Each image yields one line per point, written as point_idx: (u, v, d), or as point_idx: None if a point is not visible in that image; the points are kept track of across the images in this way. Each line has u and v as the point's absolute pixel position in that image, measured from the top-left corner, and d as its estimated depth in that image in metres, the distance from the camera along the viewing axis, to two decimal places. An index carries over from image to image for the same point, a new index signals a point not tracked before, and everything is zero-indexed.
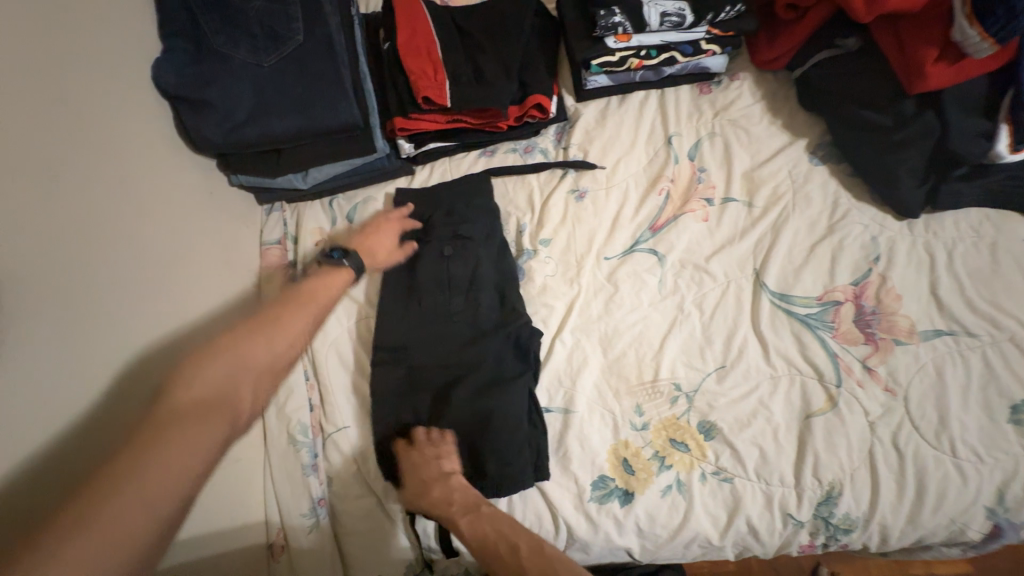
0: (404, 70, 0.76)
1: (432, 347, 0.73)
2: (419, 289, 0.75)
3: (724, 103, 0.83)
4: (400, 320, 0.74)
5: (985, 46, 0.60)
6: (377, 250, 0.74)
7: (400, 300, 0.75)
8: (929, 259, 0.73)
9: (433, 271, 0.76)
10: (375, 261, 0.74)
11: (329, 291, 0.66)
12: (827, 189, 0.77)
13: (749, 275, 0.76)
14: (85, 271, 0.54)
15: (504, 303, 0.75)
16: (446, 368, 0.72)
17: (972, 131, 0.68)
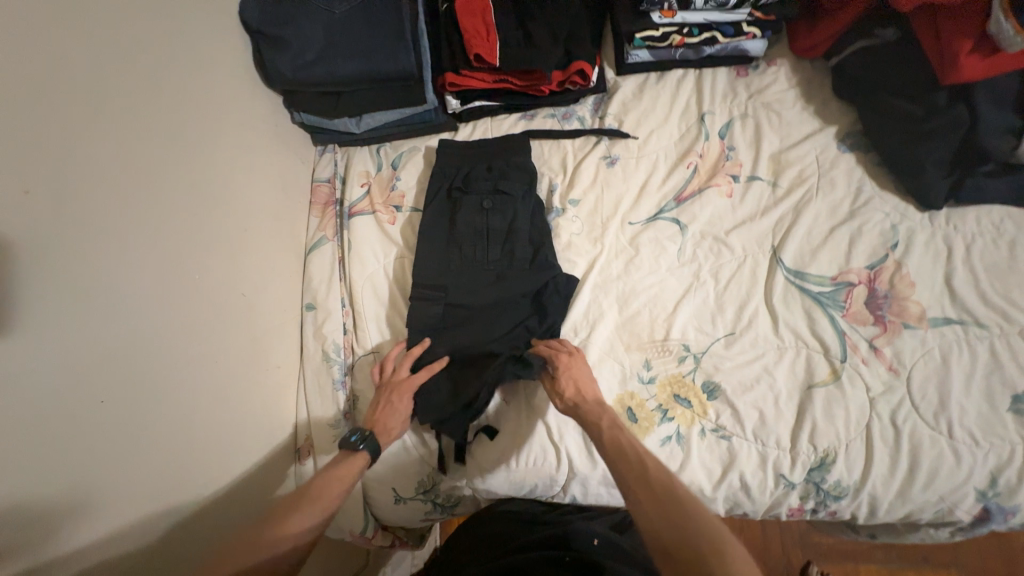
0: (459, 28, 0.82)
1: (462, 287, 0.78)
2: (456, 235, 0.81)
3: (760, 87, 0.85)
4: (436, 259, 0.80)
5: (1019, 41, 0.62)
6: (397, 417, 0.70)
7: (439, 241, 0.81)
8: (947, 251, 0.75)
9: (468, 222, 0.81)
10: (392, 429, 0.70)
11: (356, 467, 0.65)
12: (852, 176, 0.80)
13: (767, 252, 0.80)
14: (169, 168, 0.62)
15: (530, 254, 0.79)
16: (475, 304, 0.77)
17: (1000, 127, 0.69)
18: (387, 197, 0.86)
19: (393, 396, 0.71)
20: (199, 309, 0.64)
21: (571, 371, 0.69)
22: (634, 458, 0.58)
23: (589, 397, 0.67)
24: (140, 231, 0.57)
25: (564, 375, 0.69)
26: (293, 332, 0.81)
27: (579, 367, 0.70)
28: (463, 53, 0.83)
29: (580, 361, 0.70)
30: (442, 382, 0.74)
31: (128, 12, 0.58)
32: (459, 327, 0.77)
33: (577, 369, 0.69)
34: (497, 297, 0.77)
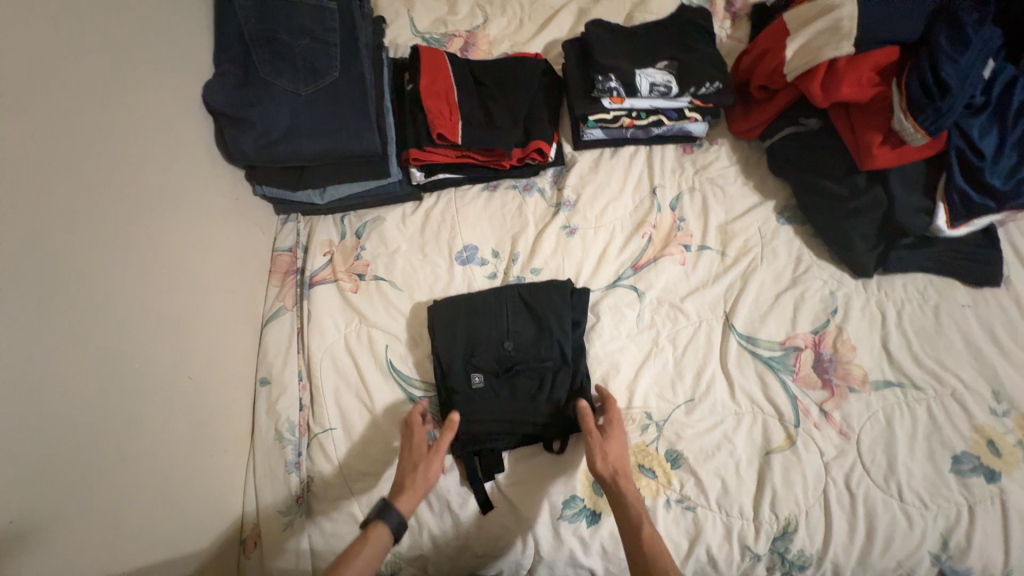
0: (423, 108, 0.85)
1: (470, 387, 0.76)
2: (473, 334, 0.79)
3: (704, 163, 0.92)
4: (451, 350, 0.78)
5: (919, 137, 0.70)
6: (417, 490, 0.67)
7: (447, 332, 0.79)
8: (881, 316, 0.81)
9: (487, 323, 0.80)
10: (414, 499, 0.66)
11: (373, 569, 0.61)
12: (792, 245, 0.86)
13: (719, 316, 0.83)
14: (118, 245, 0.59)
15: (531, 357, 0.78)
16: (484, 400, 0.76)
17: (914, 207, 0.77)
18: (351, 265, 0.87)
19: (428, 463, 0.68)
20: (136, 397, 0.60)
21: (614, 428, 0.72)
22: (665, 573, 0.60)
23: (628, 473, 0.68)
24: (79, 318, 0.54)
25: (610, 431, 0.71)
26: (245, 411, 0.77)
27: (620, 431, 0.72)
28: (426, 130, 0.85)
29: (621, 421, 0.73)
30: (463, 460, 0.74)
31: (91, 92, 0.57)
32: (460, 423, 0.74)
33: (621, 433, 0.72)
34: (507, 425, 0.74)
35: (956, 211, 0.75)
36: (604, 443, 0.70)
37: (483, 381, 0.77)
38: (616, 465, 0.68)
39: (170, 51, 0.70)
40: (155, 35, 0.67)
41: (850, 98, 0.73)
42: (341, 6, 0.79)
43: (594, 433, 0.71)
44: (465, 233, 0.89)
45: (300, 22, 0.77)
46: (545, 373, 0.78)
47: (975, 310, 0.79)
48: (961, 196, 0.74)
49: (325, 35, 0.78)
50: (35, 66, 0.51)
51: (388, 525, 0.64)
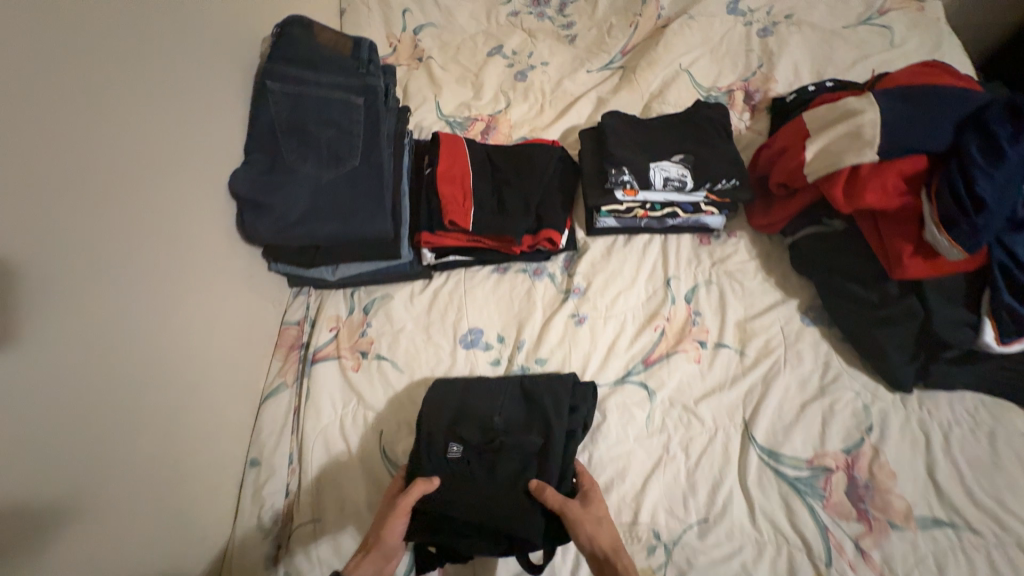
0: (438, 194, 0.87)
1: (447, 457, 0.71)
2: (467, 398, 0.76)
3: (721, 255, 0.89)
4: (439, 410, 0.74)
5: (955, 252, 0.64)
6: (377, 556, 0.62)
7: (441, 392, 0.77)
8: (925, 439, 0.72)
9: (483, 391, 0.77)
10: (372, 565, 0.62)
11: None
12: (818, 349, 0.80)
13: (737, 424, 0.77)
14: (137, 329, 0.61)
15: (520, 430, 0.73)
16: (461, 478, 0.69)
17: (957, 319, 0.71)
18: (355, 342, 0.86)
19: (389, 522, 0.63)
20: (117, 490, 0.57)
21: (596, 507, 0.65)
22: None
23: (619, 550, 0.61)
24: (75, 410, 0.53)
25: (594, 511, 0.65)
26: (230, 495, 0.74)
27: (600, 509, 0.65)
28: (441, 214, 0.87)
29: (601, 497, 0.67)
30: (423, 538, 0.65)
31: (137, 187, 0.61)
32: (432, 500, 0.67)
33: (604, 514, 0.65)
34: (477, 518, 0.65)
35: (1005, 327, 0.68)
36: (591, 517, 0.63)
37: (460, 452, 0.71)
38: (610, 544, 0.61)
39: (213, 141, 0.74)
40: (202, 128, 0.72)
41: (873, 206, 0.70)
42: (368, 101, 0.82)
43: (580, 514, 0.64)
44: (472, 315, 0.88)
45: (328, 115, 0.80)
46: (528, 458, 0.70)
47: None
48: (1009, 313, 0.68)
49: (349, 125, 0.81)
50: (85, 167, 0.54)
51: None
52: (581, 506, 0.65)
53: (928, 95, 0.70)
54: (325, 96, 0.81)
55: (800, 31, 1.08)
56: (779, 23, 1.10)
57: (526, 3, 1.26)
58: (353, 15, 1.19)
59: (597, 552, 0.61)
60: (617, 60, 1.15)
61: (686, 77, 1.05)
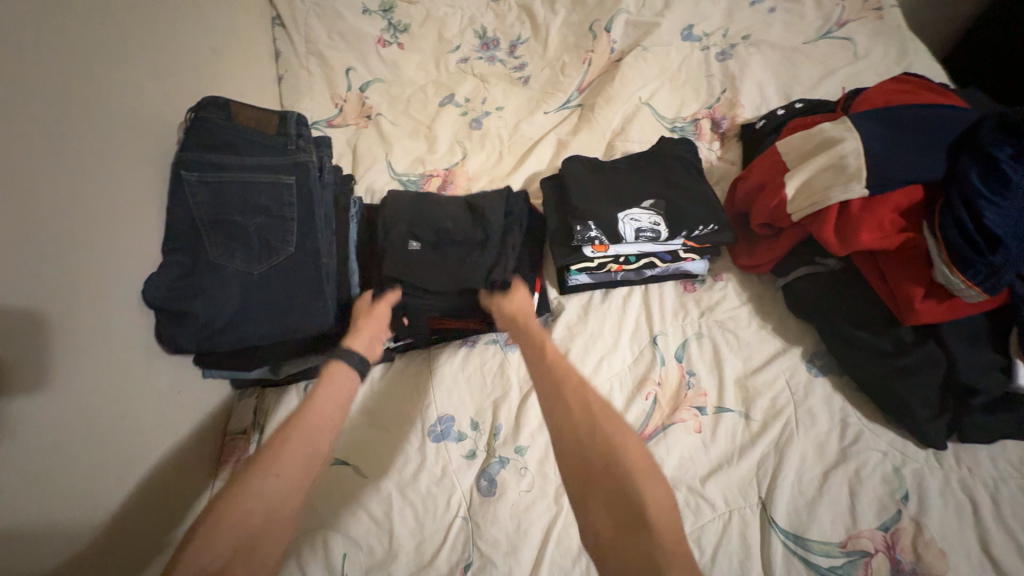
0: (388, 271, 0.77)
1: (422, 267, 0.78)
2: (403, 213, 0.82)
3: (709, 303, 0.80)
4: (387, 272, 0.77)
5: (974, 293, 0.56)
6: (370, 334, 0.74)
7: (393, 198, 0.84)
8: (970, 504, 0.62)
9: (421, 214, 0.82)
10: (370, 338, 0.74)
11: (339, 400, 0.66)
12: (832, 404, 0.70)
13: (754, 503, 0.66)
14: (29, 510, 0.50)
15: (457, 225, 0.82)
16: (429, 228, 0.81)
17: (984, 364, 0.63)
18: None
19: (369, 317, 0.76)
20: None
21: (515, 291, 0.78)
22: (591, 417, 0.60)
23: (537, 336, 0.73)
24: None
25: (511, 296, 0.77)
26: None
27: (521, 295, 0.78)
28: (399, 295, 0.77)
29: (524, 292, 0.78)
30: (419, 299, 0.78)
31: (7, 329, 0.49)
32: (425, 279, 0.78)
33: (524, 297, 0.78)
34: (439, 282, 0.78)
35: None
36: (504, 296, 0.78)
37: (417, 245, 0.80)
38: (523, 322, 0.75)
39: (129, 245, 0.66)
40: (111, 238, 0.63)
41: (872, 246, 0.62)
42: (299, 179, 0.75)
43: (499, 296, 0.78)
44: (440, 400, 0.77)
45: (255, 199, 0.73)
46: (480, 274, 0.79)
47: None
48: None
49: (281, 209, 0.73)
50: None
51: (350, 361, 0.69)
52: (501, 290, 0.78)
53: (913, 116, 0.64)
54: (251, 178, 0.73)
55: (760, 51, 1.03)
56: (736, 45, 1.05)
57: (474, 48, 1.22)
58: (292, 79, 1.13)
59: (515, 318, 0.75)
60: (574, 99, 1.08)
61: (648, 110, 0.99)
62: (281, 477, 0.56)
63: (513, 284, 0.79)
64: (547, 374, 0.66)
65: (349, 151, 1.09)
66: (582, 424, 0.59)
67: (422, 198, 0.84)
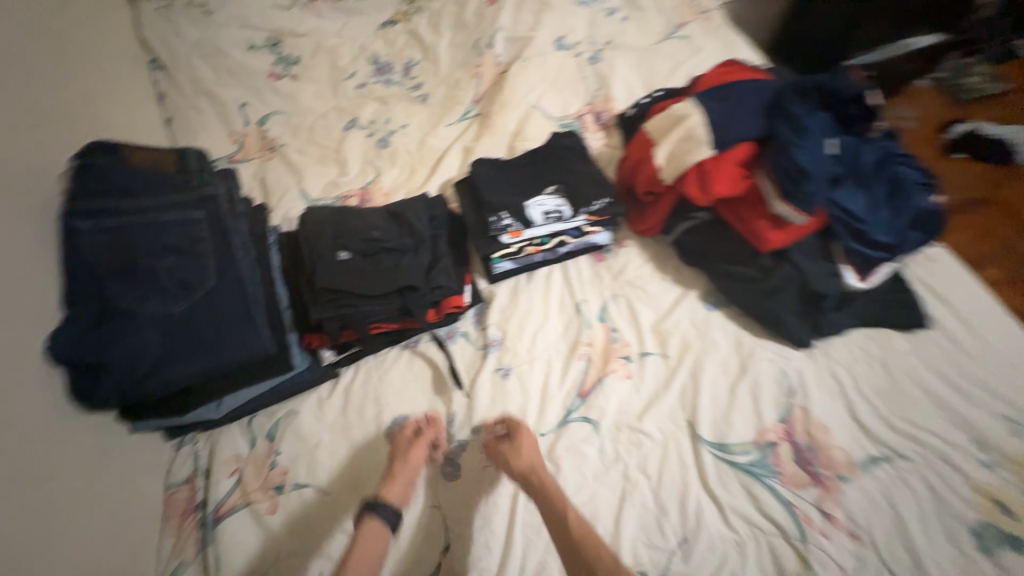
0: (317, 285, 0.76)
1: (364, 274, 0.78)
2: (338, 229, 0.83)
3: (618, 268, 0.91)
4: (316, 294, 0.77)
5: (800, 218, 0.72)
6: (406, 478, 0.69)
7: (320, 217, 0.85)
8: (838, 384, 0.77)
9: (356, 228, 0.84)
10: (404, 490, 0.69)
11: (371, 560, 0.61)
12: (728, 331, 0.84)
13: (683, 425, 0.77)
14: None
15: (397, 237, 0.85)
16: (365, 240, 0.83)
17: (824, 272, 0.78)
18: (265, 478, 0.73)
19: (404, 460, 0.71)
20: None
21: (522, 437, 0.71)
22: (586, 545, 0.58)
23: (536, 477, 0.67)
24: None
25: (517, 441, 0.71)
26: None
27: (528, 438, 0.71)
28: (331, 308, 0.76)
29: (530, 435, 0.72)
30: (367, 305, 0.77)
31: None
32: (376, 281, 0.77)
33: (530, 441, 0.71)
34: (384, 284, 0.77)
35: (858, 267, 0.78)
36: (507, 449, 0.70)
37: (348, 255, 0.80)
38: (522, 466, 0.68)
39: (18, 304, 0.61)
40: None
41: (727, 194, 0.76)
42: (208, 213, 0.75)
43: (508, 447, 0.70)
44: (393, 403, 0.80)
45: (164, 239, 0.70)
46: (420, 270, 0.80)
47: (919, 355, 0.78)
48: (860, 257, 0.77)
49: (193, 246, 0.72)
50: None
51: (382, 516, 0.65)
52: (508, 443, 0.71)
53: (737, 91, 0.81)
54: (153, 218, 0.71)
55: (621, 54, 1.21)
56: (601, 51, 1.23)
57: (370, 73, 1.27)
58: (182, 120, 1.10)
59: (525, 472, 0.67)
60: (472, 109, 1.17)
61: (539, 112, 1.11)
62: None
63: (516, 431, 0.72)
64: (557, 509, 0.63)
65: (257, 184, 1.08)
66: (580, 558, 0.58)
67: (348, 215, 0.87)
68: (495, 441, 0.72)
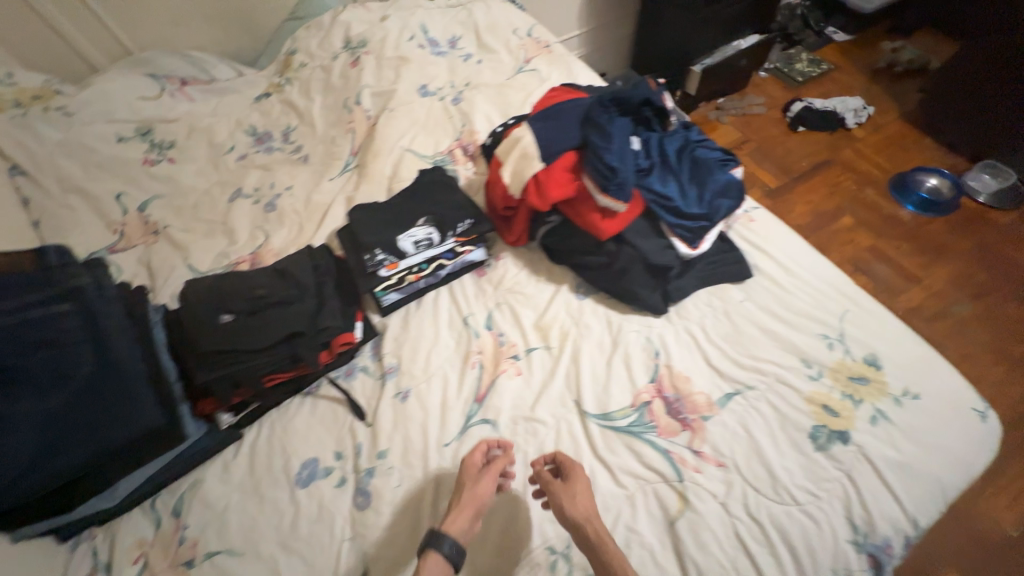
0: (201, 350, 0.78)
1: (250, 332, 0.80)
2: (220, 295, 0.87)
3: (498, 279, 1.00)
4: (205, 357, 0.78)
5: (620, 206, 0.85)
6: (470, 510, 0.68)
7: (203, 287, 0.89)
8: (693, 339, 0.89)
9: (240, 290, 0.88)
10: (466, 525, 0.67)
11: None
12: (598, 314, 0.94)
13: (571, 404, 0.85)
14: None
15: (283, 291, 0.89)
16: (250, 300, 0.87)
17: (659, 248, 0.91)
18: (175, 555, 0.73)
19: (472, 487, 0.71)
20: None
21: (576, 481, 0.71)
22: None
23: (589, 522, 0.67)
24: None
25: (572, 488, 0.70)
26: None
27: (581, 484, 0.71)
28: (213, 370, 0.77)
29: (583, 482, 0.71)
30: (256, 357, 0.79)
31: None
32: (258, 334, 0.80)
33: (584, 490, 0.70)
34: (268, 338, 0.80)
35: (687, 237, 0.90)
36: (563, 492, 0.70)
37: (232, 317, 0.84)
38: (580, 511, 0.68)
39: None
40: None
41: (560, 197, 0.87)
42: (78, 305, 0.77)
43: (560, 487, 0.70)
44: (301, 449, 0.82)
45: (32, 338, 0.71)
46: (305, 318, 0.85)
47: (751, 299, 0.92)
48: (683, 229, 0.90)
49: (63, 337, 0.73)
50: None
51: (444, 552, 0.64)
52: (561, 482, 0.72)
53: (558, 111, 0.96)
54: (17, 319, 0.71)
55: (479, 93, 1.35)
56: (462, 91, 1.37)
57: (250, 144, 1.33)
58: (54, 220, 1.09)
59: (578, 522, 0.67)
60: (351, 162, 1.25)
61: (412, 154, 1.22)
62: None
63: (569, 471, 0.73)
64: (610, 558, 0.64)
65: (143, 268, 1.09)
66: None
67: (231, 279, 0.90)
68: (546, 477, 0.72)
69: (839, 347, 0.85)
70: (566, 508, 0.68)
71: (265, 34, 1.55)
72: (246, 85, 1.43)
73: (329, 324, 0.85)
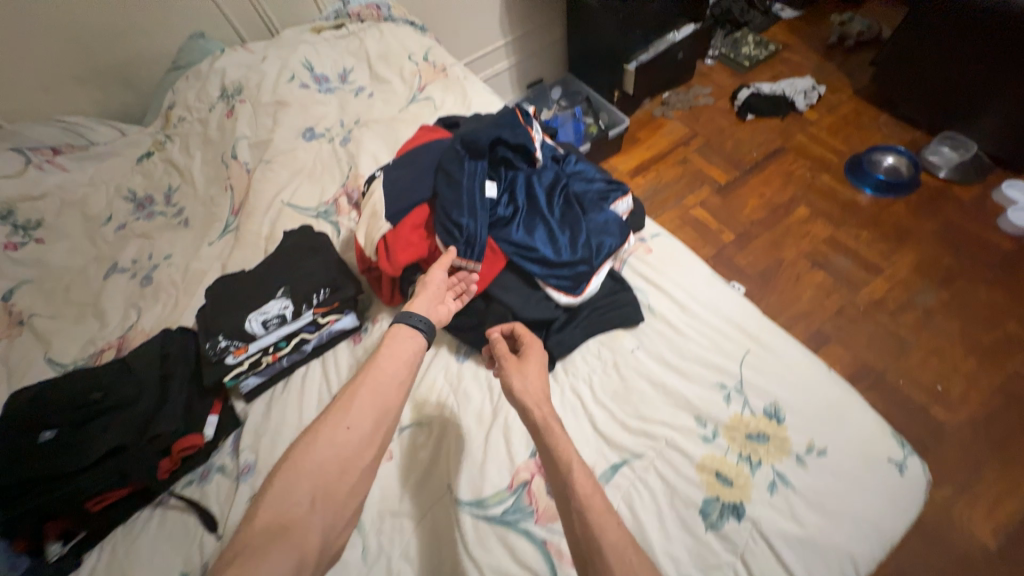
0: (6, 482, 0.69)
1: (68, 452, 0.72)
2: (44, 404, 0.77)
3: (374, 345, 0.89)
4: (14, 489, 0.70)
5: (473, 265, 0.78)
6: (433, 299, 0.73)
7: (27, 398, 0.78)
8: (579, 401, 0.79)
9: (69, 396, 0.78)
10: (432, 311, 0.72)
11: (405, 355, 0.65)
12: (479, 378, 0.85)
13: (445, 489, 0.74)
14: None
15: (115, 391, 0.79)
16: (75, 409, 0.77)
17: (535, 298, 0.82)
18: None
19: (436, 272, 0.75)
20: None
21: (530, 361, 0.71)
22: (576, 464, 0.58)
23: (540, 397, 0.66)
24: None
25: (527, 360, 0.71)
26: None
27: (535, 368, 0.70)
28: (20, 502, 0.69)
29: (538, 367, 0.70)
30: (70, 482, 0.70)
31: None
32: (79, 453, 0.72)
33: (538, 373, 0.70)
34: (87, 456, 0.72)
35: (566, 286, 0.80)
36: (514, 366, 0.69)
37: (52, 433, 0.74)
38: (538, 392, 0.67)
39: None
40: None
41: (410, 260, 0.80)
42: None
43: (513, 366, 0.70)
44: None
45: None
46: (134, 426, 0.76)
47: (643, 348, 0.82)
48: (556, 279, 0.80)
49: None
50: None
51: (413, 323, 0.68)
52: (515, 360, 0.71)
53: (413, 158, 0.88)
54: None
55: (368, 130, 1.26)
56: (351, 129, 1.28)
57: (129, 211, 1.24)
58: None
59: (528, 406, 0.65)
60: (232, 221, 1.17)
61: (291, 208, 1.13)
62: (317, 467, 0.54)
63: (525, 348, 0.73)
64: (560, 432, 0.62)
65: (1, 365, 0.99)
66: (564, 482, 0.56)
67: (61, 384, 0.80)
68: (502, 351, 0.72)
69: (737, 399, 0.75)
70: (513, 367, 0.69)
71: (150, 87, 1.48)
72: (126, 145, 1.34)
73: (165, 430, 0.76)
